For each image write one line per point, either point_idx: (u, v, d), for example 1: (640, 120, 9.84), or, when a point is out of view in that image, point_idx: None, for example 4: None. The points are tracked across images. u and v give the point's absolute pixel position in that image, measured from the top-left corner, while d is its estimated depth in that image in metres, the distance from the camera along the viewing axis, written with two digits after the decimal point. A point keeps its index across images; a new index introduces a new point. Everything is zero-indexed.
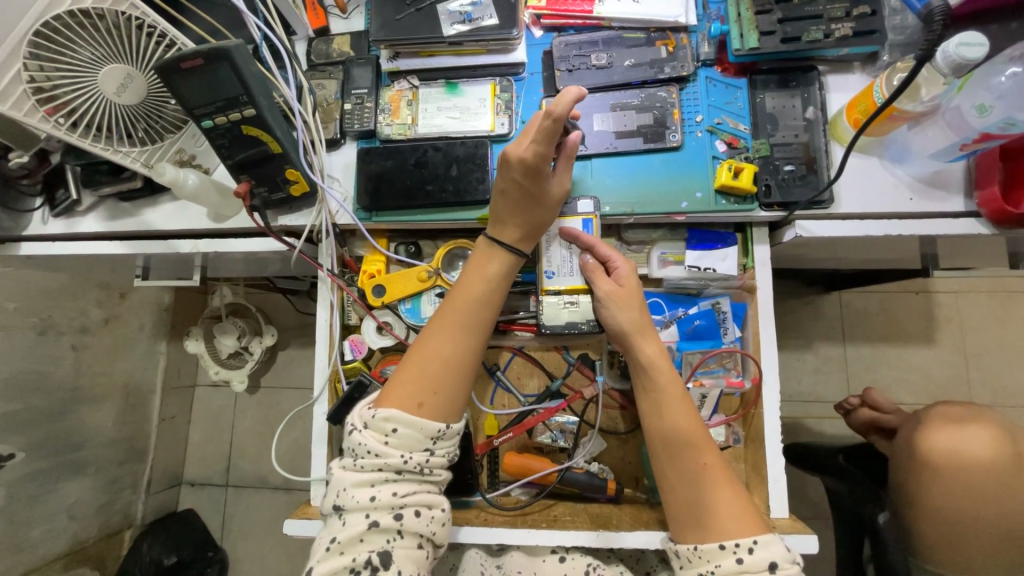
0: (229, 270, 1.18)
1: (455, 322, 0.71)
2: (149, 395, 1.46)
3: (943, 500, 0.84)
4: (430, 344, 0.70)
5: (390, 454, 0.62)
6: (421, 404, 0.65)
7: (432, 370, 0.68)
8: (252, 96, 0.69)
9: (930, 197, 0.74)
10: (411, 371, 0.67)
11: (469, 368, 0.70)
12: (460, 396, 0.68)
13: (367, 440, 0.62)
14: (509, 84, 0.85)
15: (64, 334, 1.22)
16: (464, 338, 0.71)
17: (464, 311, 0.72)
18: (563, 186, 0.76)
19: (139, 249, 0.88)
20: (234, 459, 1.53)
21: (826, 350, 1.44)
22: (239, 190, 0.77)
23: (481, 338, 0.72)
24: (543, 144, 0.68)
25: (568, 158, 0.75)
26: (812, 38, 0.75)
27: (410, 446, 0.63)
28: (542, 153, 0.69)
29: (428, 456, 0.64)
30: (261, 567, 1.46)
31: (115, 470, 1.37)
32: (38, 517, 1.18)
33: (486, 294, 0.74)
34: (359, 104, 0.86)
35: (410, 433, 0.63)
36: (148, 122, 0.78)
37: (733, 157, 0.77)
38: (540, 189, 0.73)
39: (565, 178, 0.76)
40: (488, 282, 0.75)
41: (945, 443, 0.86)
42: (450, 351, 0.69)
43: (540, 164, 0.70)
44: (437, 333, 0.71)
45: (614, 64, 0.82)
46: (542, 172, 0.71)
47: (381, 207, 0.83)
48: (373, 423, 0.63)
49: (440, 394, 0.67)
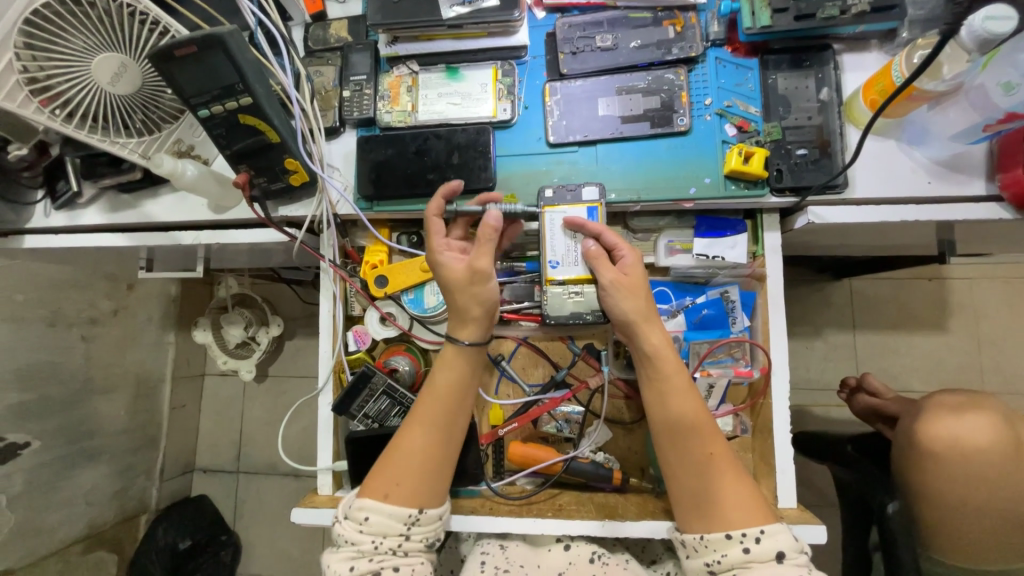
0: (234, 261, 1.18)
1: (422, 413, 0.73)
2: (159, 383, 1.48)
3: (934, 487, 0.84)
4: (399, 436, 0.72)
5: (363, 540, 0.66)
6: (387, 494, 0.68)
7: (401, 460, 0.70)
8: (248, 84, 0.67)
9: (949, 180, 0.72)
10: (384, 462, 0.71)
11: (438, 457, 0.71)
12: (430, 483, 0.70)
13: (345, 530, 0.67)
14: (511, 68, 0.82)
15: (73, 325, 1.23)
16: (430, 430, 0.72)
17: (432, 402, 0.73)
18: (473, 268, 0.72)
19: (143, 242, 0.88)
20: (244, 447, 1.55)
21: (835, 338, 1.42)
22: (238, 180, 0.76)
23: (448, 427, 0.73)
24: (427, 239, 0.76)
25: (483, 240, 0.73)
26: (827, 15, 0.71)
27: (382, 532, 0.66)
28: (429, 246, 0.75)
29: (401, 540, 0.67)
30: (272, 551, 1.50)
31: (129, 458, 1.40)
32: (55, 503, 1.21)
33: (451, 383, 0.74)
34: (357, 91, 0.84)
35: (379, 521, 0.66)
36: (145, 112, 0.77)
37: (743, 141, 0.75)
38: (444, 277, 0.74)
39: (479, 262, 0.73)
40: (455, 369, 0.75)
41: (947, 430, 0.85)
42: (417, 442, 0.71)
43: (433, 257, 0.75)
44: (406, 426, 0.73)
45: (619, 46, 0.79)
46: (436, 262, 0.75)
47: (382, 196, 0.82)
48: (350, 513, 0.68)
49: (405, 484, 0.69)
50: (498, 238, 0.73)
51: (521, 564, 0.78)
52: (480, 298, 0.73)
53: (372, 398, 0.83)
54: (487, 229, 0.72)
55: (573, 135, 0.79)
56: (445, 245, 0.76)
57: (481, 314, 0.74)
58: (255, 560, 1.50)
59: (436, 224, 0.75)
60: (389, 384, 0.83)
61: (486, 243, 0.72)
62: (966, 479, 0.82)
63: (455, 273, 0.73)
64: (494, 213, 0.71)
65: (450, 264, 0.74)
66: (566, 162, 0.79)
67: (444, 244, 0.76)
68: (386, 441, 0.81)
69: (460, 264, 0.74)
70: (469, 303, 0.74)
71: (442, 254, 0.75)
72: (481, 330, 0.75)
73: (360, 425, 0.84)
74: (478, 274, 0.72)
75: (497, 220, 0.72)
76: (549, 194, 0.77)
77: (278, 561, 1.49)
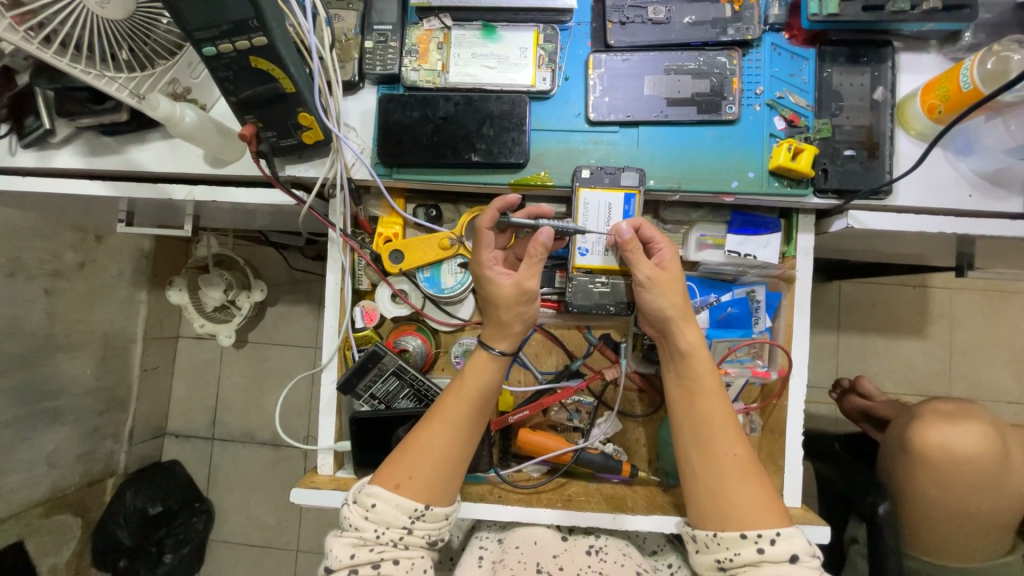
0: (219, 220, 1.08)
1: (445, 411, 0.69)
2: (129, 344, 1.38)
3: (922, 493, 0.86)
4: (417, 430, 0.69)
5: (366, 528, 0.63)
6: (398, 485, 0.65)
7: (415, 454, 0.67)
8: (265, 21, 0.58)
9: (989, 195, 0.71)
10: (398, 452, 0.68)
11: (453, 457, 0.68)
12: (441, 481, 0.66)
13: (350, 514, 0.64)
14: (554, 33, 0.76)
15: (35, 277, 1.12)
16: (451, 429, 0.68)
17: (455, 401, 0.70)
18: (521, 286, 0.70)
19: (125, 192, 0.78)
20: (220, 414, 1.47)
21: (817, 338, 1.39)
22: (245, 132, 0.67)
23: (468, 427, 0.69)
24: (475, 252, 0.73)
25: (532, 258, 0.70)
26: (896, 9, 0.68)
27: (386, 522, 0.64)
28: (478, 259, 0.73)
29: (404, 533, 0.64)
30: (247, 520, 1.45)
31: (95, 420, 1.31)
32: (15, 464, 1.13)
33: (479, 386, 0.71)
34: (381, 42, 0.76)
35: (387, 511, 0.64)
36: (134, 43, 0.68)
37: (793, 137, 0.72)
38: (490, 291, 0.72)
39: (528, 279, 0.70)
40: (484, 372, 0.71)
41: (937, 439, 0.85)
42: (436, 438, 0.68)
43: (480, 271, 0.73)
44: (427, 421, 0.69)
45: (673, 20, 0.75)
46: (484, 276, 0.72)
47: (402, 163, 0.75)
48: (358, 496, 0.65)
49: (418, 478, 0.66)
50: (546, 255, 0.71)
51: (518, 545, 0.74)
52: (525, 317, 0.71)
53: (380, 379, 0.78)
54: (538, 247, 0.69)
55: (615, 114, 0.74)
56: (492, 258, 0.74)
57: (514, 324, 0.71)
58: (229, 527, 1.45)
59: (487, 237, 0.72)
60: (399, 365, 0.78)
61: (538, 261, 0.70)
62: (954, 485, 0.84)
63: (503, 290, 0.71)
64: (546, 230, 0.69)
65: (498, 280, 0.72)
66: (605, 143, 0.75)
67: (491, 258, 0.74)
68: (394, 423, 0.76)
69: (507, 280, 0.72)
70: (513, 320, 0.71)
71: (491, 269, 0.73)
72: (513, 335, 0.72)
73: (365, 405, 0.80)
74: (526, 294, 0.70)
75: (549, 237, 0.69)
76: (587, 173, 0.72)
77: (253, 529, 1.44)
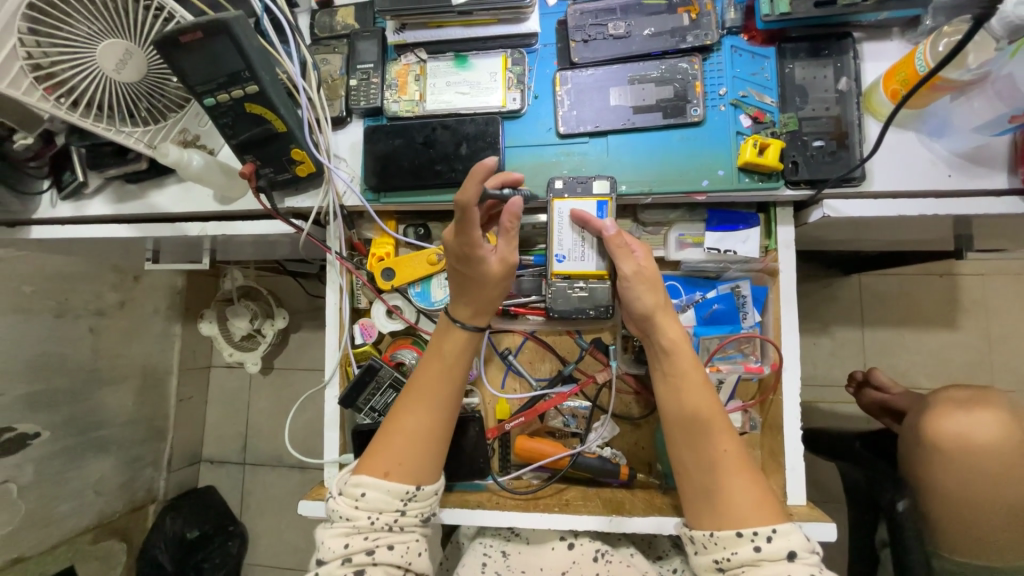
0: (239, 253, 1.16)
1: (423, 393, 0.72)
2: (166, 376, 1.48)
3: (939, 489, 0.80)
4: (399, 414, 0.71)
5: (358, 516, 0.66)
6: (387, 472, 0.68)
7: (403, 442, 0.69)
8: (254, 71, 0.66)
9: (969, 172, 0.70)
10: (383, 441, 0.70)
11: (436, 436, 0.71)
12: (430, 460, 0.70)
13: (339, 506, 0.67)
14: (521, 56, 0.81)
15: (80, 316, 1.24)
16: (431, 408, 0.72)
17: (434, 383, 0.73)
18: (507, 261, 0.73)
19: (149, 233, 0.86)
20: (251, 439, 1.54)
21: (836, 335, 1.35)
22: (244, 171, 0.75)
23: (447, 403, 0.73)
24: (466, 232, 0.67)
25: (510, 231, 0.72)
26: (849, 1, 0.69)
27: (378, 508, 0.66)
28: (470, 239, 0.67)
29: (397, 516, 0.67)
30: (279, 543, 1.49)
31: (136, 448, 1.40)
32: (65, 492, 1.22)
33: (453, 363, 0.75)
34: (364, 79, 0.83)
35: (377, 498, 0.66)
36: (150, 101, 0.77)
37: (759, 133, 0.74)
38: (480, 272, 0.72)
39: (509, 253, 0.73)
40: (458, 348, 0.75)
41: (954, 428, 0.81)
42: (418, 419, 0.71)
43: (473, 251, 0.69)
44: (408, 404, 0.72)
45: (632, 34, 0.79)
46: (476, 257, 0.70)
47: (388, 187, 0.81)
48: (346, 489, 0.67)
49: (407, 462, 0.68)
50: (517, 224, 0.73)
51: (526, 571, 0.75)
52: (507, 290, 0.76)
53: (378, 392, 0.82)
54: (515, 219, 0.71)
55: (584, 126, 0.78)
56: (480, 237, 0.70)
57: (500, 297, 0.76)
58: (261, 550, 1.50)
59: (474, 215, 0.65)
60: (396, 377, 0.82)
61: (513, 231, 0.73)
62: (974, 477, 0.78)
63: (493, 269, 0.72)
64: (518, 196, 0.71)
65: (487, 259, 0.71)
66: (576, 154, 0.79)
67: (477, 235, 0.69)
68: None
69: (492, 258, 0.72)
70: (499, 295, 0.75)
71: (482, 249, 0.69)
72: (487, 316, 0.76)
73: (366, 418, 0.83)
74: (512, 269, 0.74)
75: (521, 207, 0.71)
76: (559, 184, 0.75)
77: (284, 551, 1.49)
